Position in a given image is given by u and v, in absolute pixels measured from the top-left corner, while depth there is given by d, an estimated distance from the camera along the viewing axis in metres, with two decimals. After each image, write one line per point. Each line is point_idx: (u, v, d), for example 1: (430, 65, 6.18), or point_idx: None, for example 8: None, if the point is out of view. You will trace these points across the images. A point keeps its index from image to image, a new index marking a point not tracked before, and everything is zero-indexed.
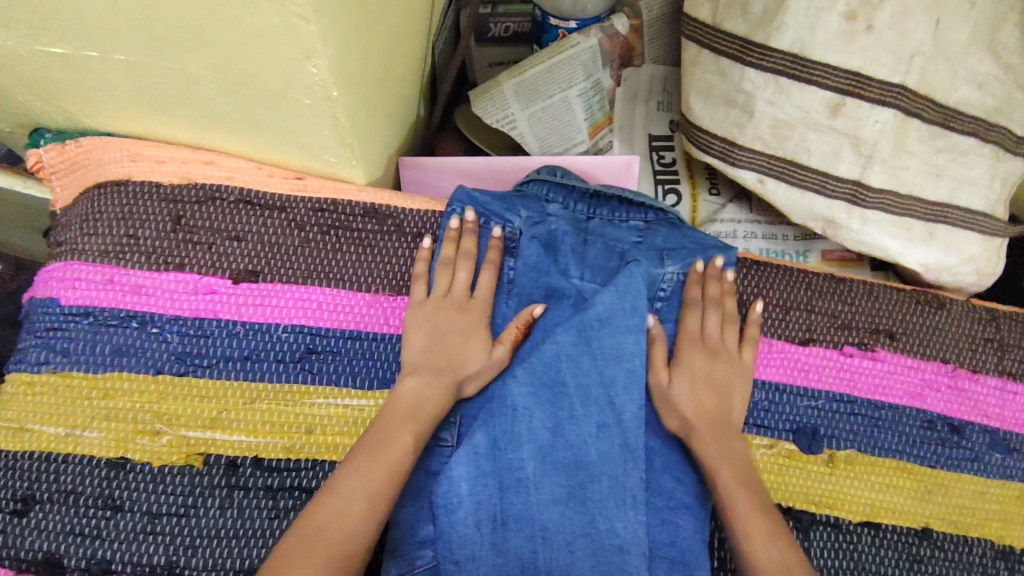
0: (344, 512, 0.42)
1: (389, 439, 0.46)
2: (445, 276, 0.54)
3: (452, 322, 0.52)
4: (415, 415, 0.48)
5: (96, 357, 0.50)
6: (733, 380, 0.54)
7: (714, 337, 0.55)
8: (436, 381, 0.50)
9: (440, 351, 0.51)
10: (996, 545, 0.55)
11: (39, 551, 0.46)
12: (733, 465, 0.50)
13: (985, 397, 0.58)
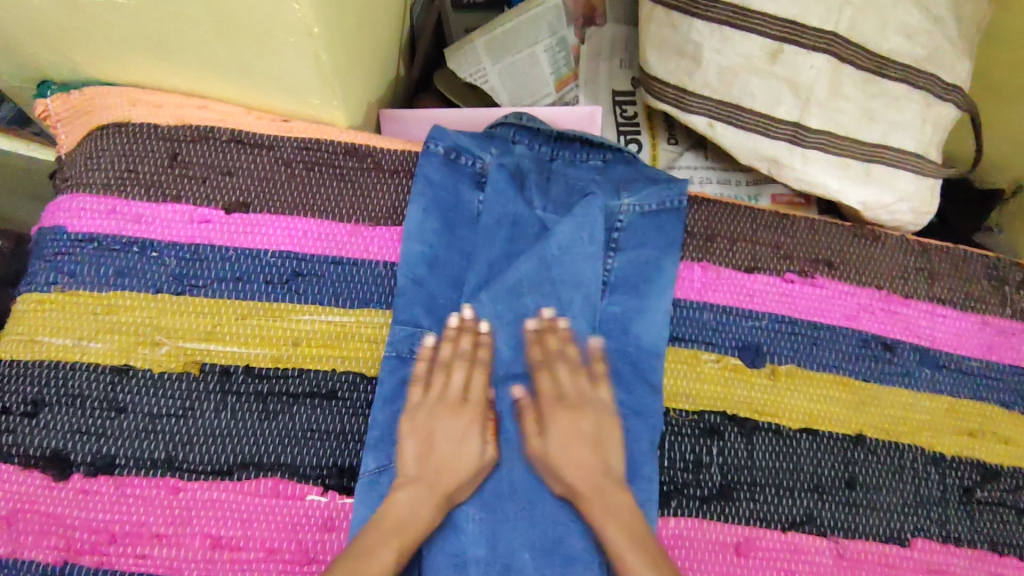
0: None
1: (368, 563, 0.47)
2: (442, 379, 0.54)
3: (444, 430, 0.53)
4: (400, 534, 0.49)
5: (101, 280, 0.55)
6: (602, 430, 0.54)
7: (572, 391, 0.55)
8: (426, 497, 0.51)
9: (433, 463, 0.52)
10: (927, 451, 0.60)
11: (48, 448, 0.51)
12: (620, 521, 0.51)
13: (916, 318, 0.63)
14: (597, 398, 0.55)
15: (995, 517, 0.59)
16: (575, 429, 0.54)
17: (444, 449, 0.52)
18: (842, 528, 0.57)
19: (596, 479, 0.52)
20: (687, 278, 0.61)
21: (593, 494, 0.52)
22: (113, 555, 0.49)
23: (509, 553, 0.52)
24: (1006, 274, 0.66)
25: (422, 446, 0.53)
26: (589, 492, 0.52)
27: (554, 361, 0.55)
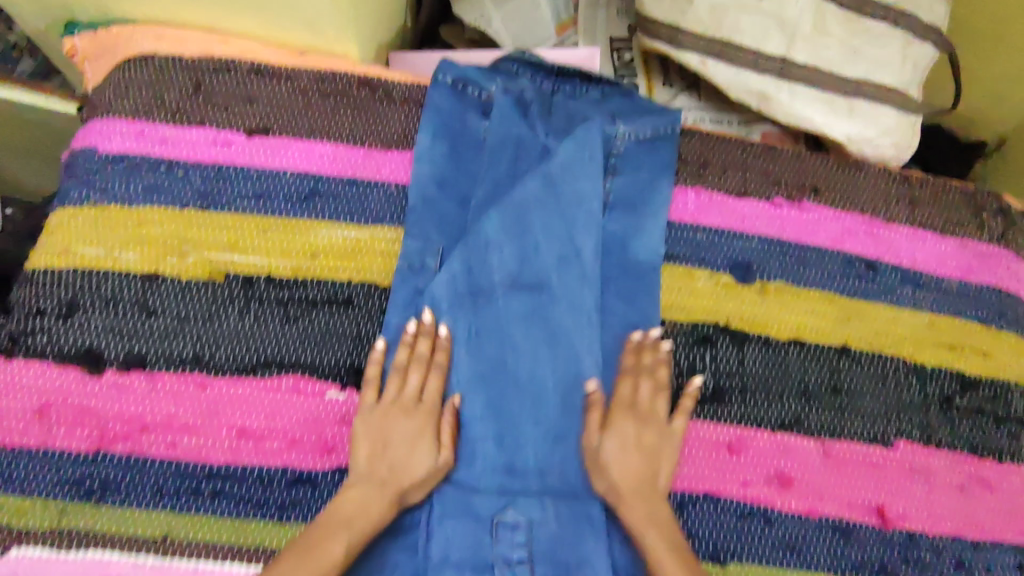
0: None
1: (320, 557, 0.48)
2: (397, 382, 0.55)
3: (398, 431, 0.53)
4: (350, 527, 0.50)
5: (131, 195, 0.59)
6: (663, 447, 0.55)
7: (646, 405, 0.56)
8: (381, 493, 0.51)
9: (387, 463, 0.52)
10: (909, 362, 0.63)
11: (82, 346, 0.54)
12: (660, 529, 0.52)
13: (898, 241, 0.67)
14: (663, 415, 0.56)
15: (974, 423, 0.63)
16: (629, 433, 0.55)
17: (399, 450, 0.53)
18: (827, 430, 0.60)
19: (643, 488, 0.53)
20: (681, 201, 0.65)
21: (637, 503, 0.53)
22: (144, 442, 0.53)
23: (516, 446, 0.56)
24: (983, 203, 0.70)
25: (375, 446, 0.53)
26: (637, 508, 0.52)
27: (638, 373, 0.56)
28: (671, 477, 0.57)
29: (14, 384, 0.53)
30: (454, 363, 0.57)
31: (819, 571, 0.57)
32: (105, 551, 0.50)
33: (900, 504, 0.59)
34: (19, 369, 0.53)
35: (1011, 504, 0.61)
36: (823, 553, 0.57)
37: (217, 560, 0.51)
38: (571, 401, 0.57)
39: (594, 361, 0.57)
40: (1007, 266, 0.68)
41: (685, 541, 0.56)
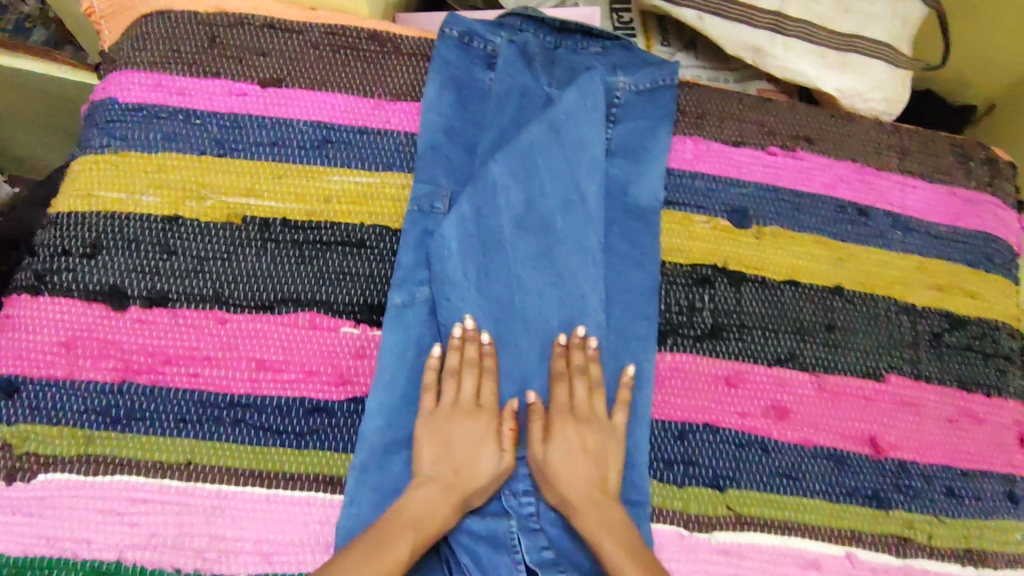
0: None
1: (390, 555, 0.48)
2: (454, 385, 0.56)
3: (459, 434, 0.55)
4: (417, 527, 0.51)
5: (150, 143, 0.61)
6: (607, 449, 0.56)
7: (583, 406, 0.56)
8: (446, 496, 0.53)
9: (448, 465, 0.54)
10: (899, 302, 0.66)
11: (106, 284, 0.56)
12: (615, 537, 0.52)
13: (889, 187, 0.69)
14: (601, 415, 0.57)
15: (962, 360, 0.65)
16: (570, 438, 0.55)
17: (460, 451, 0.54)
18: (822, 365, 0.63)
19: (593, 494, 0.54)
20: (680, 150, 0.67)
21: (588, 509, 0.53)
22: (167, 374, 0.55)
23: (523, 378, 0.58)
24: (971, 152, 0.72)
25: (437, 448, 0.54)
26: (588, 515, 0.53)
27: (570, 376, 0.57)
28: (672, 409, 0.60)
29: (41, 319, 0.55)
30: (461, 308, 0.58)
31: (815, 497, 0.59)
32: (131, 476, 0.53)
33: (893, 435, 0.62)
34: (46, 305, 0.55)
35: (997, 436, 0.64)
36: (819, 480, 0.60)
37: (239, 484, 0.53)
38: (576, 336, 0.58)
39: (598, 298, 0.60)
40: (993, 212, 0.71)
41: (686, 469, 0.58)
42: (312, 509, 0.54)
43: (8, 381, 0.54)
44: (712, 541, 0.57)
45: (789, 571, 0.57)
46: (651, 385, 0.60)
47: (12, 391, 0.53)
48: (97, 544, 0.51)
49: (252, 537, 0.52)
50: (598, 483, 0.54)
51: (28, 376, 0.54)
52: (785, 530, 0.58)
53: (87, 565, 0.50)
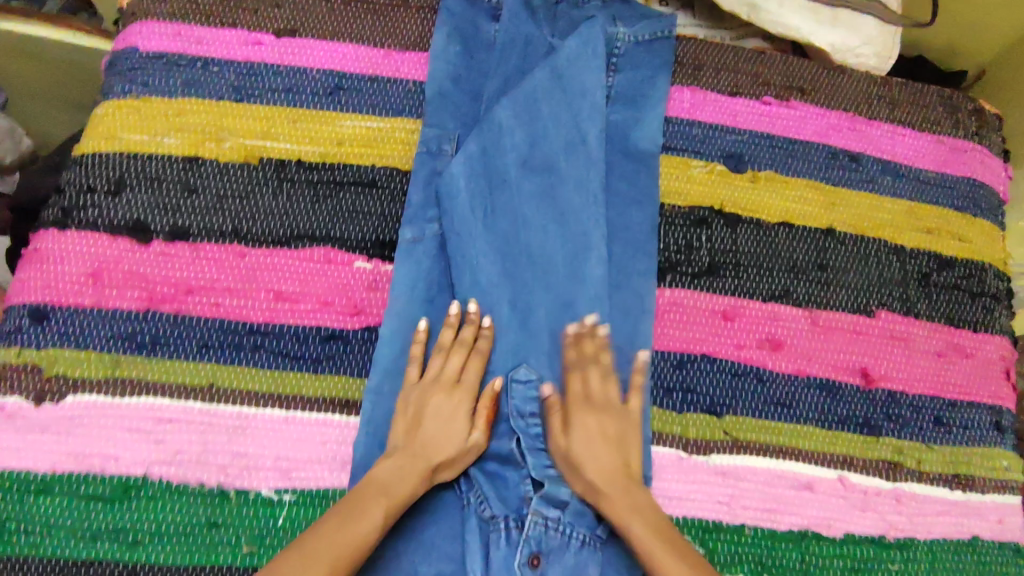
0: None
1: (359, 531, 0.49)
2: (440, 361, 0.57)
3: (434, 408, 0.55)
4: (384, 504, 0.50)
5: (170, 89, 0.63)
6: (627, 435, 0.55)
7: (599, 395, 0.56)
8: (413, 467, 0.53)
9: (420, 439, 0.54)
10: (889, 244, 0.69)
11: (130, 219, 0.59)
12: (645, 519, 0.52)
13: (878, 135, 0.72)
14: (616, 402, 0.57)
15: (949, 298, 0.68)
16: (593, 429, 0.55)
17: (430, 426, 0.54)
18: (815, 301, 0.66)
19: (620, 480, 0.54)
20: (678, 98, 0.69)
21: (617, 495, 0.53)
22: (189, 303, 0.58)
23: (527, 309, 0.60)
24: (959, 104, 0.75)
25: (408, 422, 0.55)
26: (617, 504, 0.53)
27: (585, 365, 0.57)
28: (671, 340, 0.62)
29: (68, 252, 0.58)
30: (468, 242, 0.61)
31: (809, 424, 0.62)
32: (155, 397, 0.55)
33: (882, 367, 0.64)
34: (73, 239, 0.58)
35: (983, 371, 0.67)
36: (812, 409, 0.62)
37: (259, 406, 0.56)
38: (578, 270, 0.60)
39: (600, 235, 0.61)
40: (980, 160, 0.73)
41: (684, 396, 0.61)
42: (329, 430, 0.56)
43: (39, 309, 0.56)
44: (708, 463, 0.60)
45: (782, 492, 0.60)
46: (651, 317, 0.62)
47: (41, 317, 0.56)
48: (124, 461, 0.54)
49: (272, 454, 0.55)
50: (619, 470, 0.54)
51: (57, 304, 0.56)
52: (779, 454, 0.61)
53: (115, 480, 0.53)
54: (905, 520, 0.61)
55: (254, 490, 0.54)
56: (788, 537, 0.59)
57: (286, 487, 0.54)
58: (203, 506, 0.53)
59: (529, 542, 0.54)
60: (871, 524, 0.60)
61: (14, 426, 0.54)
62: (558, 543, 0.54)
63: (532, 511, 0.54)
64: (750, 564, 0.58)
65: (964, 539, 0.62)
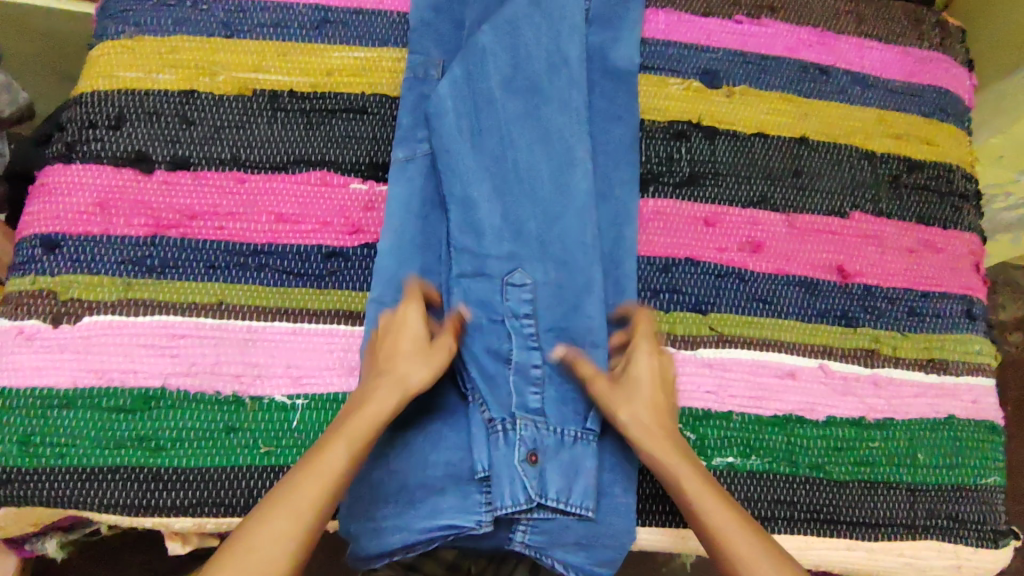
0: (271, 544, 0.43)
1: (322, 467, 0.47)
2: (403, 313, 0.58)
3: (394, 337, 0.56)
4: (347, 432, 0.49)
5: (162, 28, 0.65)
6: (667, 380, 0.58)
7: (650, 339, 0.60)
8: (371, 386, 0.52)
9: (380, 368, 0.54)
10: (861, 149, 0.71)
11: (132, 152, 0.62)
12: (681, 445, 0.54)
13: (848, 49, 0.74)
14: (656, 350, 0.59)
15: (919, 198, 0.71)
16: (663, 374, 0.58)
17: (385, 352, 0.55)
18: (791, 206, 0.69)
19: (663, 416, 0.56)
20: (652, 20, 0.71)
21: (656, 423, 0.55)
22: (194, 228, 0.60)
23: (518, 221, 0.62)
24: (921, 17, 0.77)
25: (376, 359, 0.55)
26: (679, 440, 0.54)
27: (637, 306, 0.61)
28: (656, 246, 0.66)
29: (74, 184, 0.60)
30: (459, 161, 0.63)
31: (788, 317, 0.66)
32: (169, 316, 0.58)
33: (858, 263, 0.68)
34: (78, 172, 0.60)
35: (954, 264, 0.70)
36: (793, 304, 0.66)
37: (267, 320, 0.59)
38: (565, 183, 0.63)
39: (585, 148, 0.64)
40: (946, 69, 0.76)
41: (671, 296, 0.65)
42: (335, 339, 0.59)
43: (49, 238, 0.59)
44: (696, 356, 0.63)
45: (767, 380, 0.63)
46: (636, 223, 0.65)
47: (53, 246, 0.59)
48: (143, 374, 0.57)
49: (283, 363, 0.58)
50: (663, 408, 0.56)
51: (68, 234, 0.59)
52: (762, 346, 0.64)
53: (135, 392, 0.56)
54: (883, 402, 0.65)
55: (268, 397, 0.57)
56: (773, 421, 0.63)
57: (298, 393, 0.58)
58: (220, 414, 0.57)
59: (524, 441, 0.56)
60: (852, 407, 0.64)
61: (35, 347, 0.56)
62: (553, 441, 0.57)
63: (522, 414, 0.57)
64: (740, 447, 0.62)
65: (941, 418, 0.66)
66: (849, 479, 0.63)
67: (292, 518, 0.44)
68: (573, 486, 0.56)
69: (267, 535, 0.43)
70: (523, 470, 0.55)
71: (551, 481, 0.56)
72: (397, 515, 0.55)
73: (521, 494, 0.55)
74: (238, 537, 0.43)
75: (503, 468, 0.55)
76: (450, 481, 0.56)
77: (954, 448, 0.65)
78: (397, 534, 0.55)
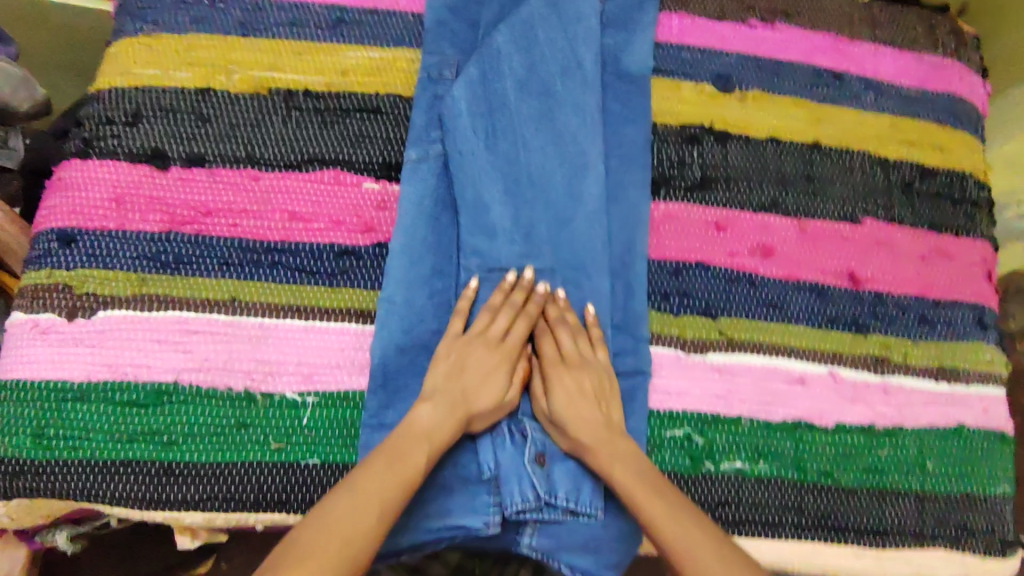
0: (359, 537, 0.47)
1: (408, 467, 0.50)
2: (487, 318, 0.59)
3: (477, 361, 0.57)
4: (430, 439, 0.53)
5: (179, 25, 0.66)
6: (603, 390, 0.58)
7: (572, 352, 0.59)
8: (448, 412, 0.54)
9: (457, 385, 0.56)
10: (874, 156, 0.71)
11: (148, 149, 0.62)
12: (622, 462, 0.54)
13: (861, 55, 0.74)
14: (590, 359, 0.59)
15: (931, 206, 0.71)
16: (582, 384, 0.57)
17: (469, 372, 0.56)
18: (803, 212, 0.68)
19: (602, 432, 0.56)
20: (666, 24, 0.72)
21: (597, 442, 0.55)
22: (209, 225, 0.61)
23: (529, 224, 0.63)
24: (936, 24, 0.77)
25: (453, 368, 0.57)
26: (618, 466, 0.54)
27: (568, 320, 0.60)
28: (667, 250, 0.65)
29: (91, 179, 0.61)
30: (472, 163, 0.63)
31: (798, 322, 0.65)
32: (182, 311, 0.58)
33: (869, 269, 0.68)
34: (95, 167, 0.61)
35: (965, 272, 0.70)
36: (803, 310, 0.66)
37: (279, 317, 0.59)
38: (577, 187, 0.63)
39: (598, 152, 0.64)
40: (960, 76, 0.75)
41: (681, 300, 0.65)
42: (347, 336, 0.60)
43: (66, 233, 0.59)
44: (705, 360, 0.63)
45: (776, 386, 0.63)
46: (647, 227, 0.65)
47: (69, 241, 0.59)
48: (156, 368, 0.57)
49: (294, 360, 0.59)
50: (603, 421, 0.56)
51: (84, 228, 0.60)
52: (772, 351, 0.64)
53: (148, 387, 0.57)
54: (893, 410, 0.65)
55: (279, 394, 0.58)
56: (782, 427, 0.63)
57: (308, 391, 0.58)
58: (232, 409, 0.57)
59: (534, 441, 0.57)
60: (861, 414, 0.64)
61: (50, 340, 0.57)
62: (561, 443, 0.58)
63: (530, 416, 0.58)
64: (748, 452, 0.62)
65: (951, 427, 0.65)
66: (857, 486, 0.63)
67: (378, 514, 0.48)
68: (581, 488, 0.57)
69: (354, 524, 0.47)
70: (532, 469, 0.56)
71: (559, 481, 0.56)
72: (407, 514, 0.55)
73: (530, 492, 0.56)
74: (325, 524, 0.47)
75: (513, 466, 0.56)
76: (458, 481, 0.57)
77: (963, 456, 0.65)
78: (407, 533, 0.55)
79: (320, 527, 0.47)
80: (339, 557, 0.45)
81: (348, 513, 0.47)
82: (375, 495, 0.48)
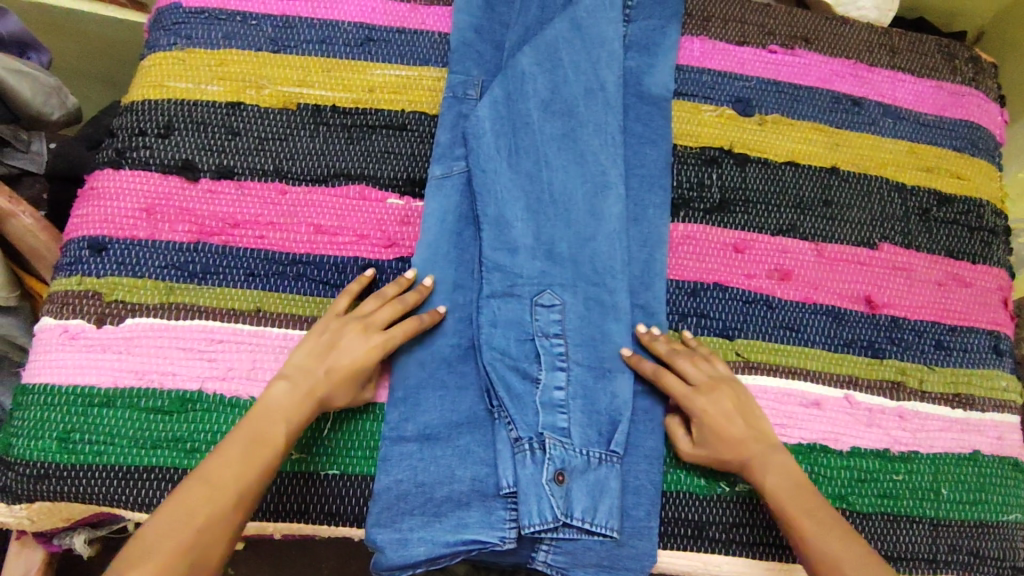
0: (205, 520, 0.48)
1: (260, 449, 0.51)
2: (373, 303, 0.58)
3: (347, 338, 0.56)
4: (284, 416, 0.53)
5: (211, 41, 0.67)
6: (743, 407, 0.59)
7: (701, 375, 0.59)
8: (303, 388, 0.54)
9: (320, 362, 0.55)
10: (892, 182, 0.72)
11: (178, 160, 0.63)
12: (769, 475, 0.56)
13: (880, 82, 0.75)
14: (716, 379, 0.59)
15: (949, 232, 0.72)
16: (726, 407, 0.58)
17: (335, 348, 0.56)
18: (821, 236, 0.69)
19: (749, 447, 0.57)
20: (687, 48, 0.73)
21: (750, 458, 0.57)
22: (236, 236, 0.62)
23: (551, 241, 0.64)
24: (955, 52, 0.77)
25: (321, 347, 0.56)
26: (766, 477, 0.56)
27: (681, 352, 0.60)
28: (685, 270, 0.66)
29: (121, 189, 0.62)
30: (496, 181, 0.64)
31: (814, 345, 0.66)
32: (207, 321, 0.59)
33: (886, 294, 0.68)
34: (126, 177, 0.62)
35: (982, 299, 0.70)
36: (820, 333, 0.66)
37: (303, 328, 0.60)
38: (597, 206, 0.64)
39: (618, 173, 0.65)
40: (978, 104, 0.76)
41: (698, 321, 0.65)
42: None
43: (97, 241, 0.61)
44: None
45: (792, 408, 0.64)
46: (667, 247, 0.66)
47: (100, 249, 0.61)
48: (181, 376, 0.58)
49: None
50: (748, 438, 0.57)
51: (114, 237, 0.61)
52: (788, 373, 0.65)
53: (172, 394, 0.58)
54: (908, 434, 0.65)
55: None
56: (797, 449, 0.63)
57: None
58: None
59: (553, 460, 0.57)
60: (877, 438, 0.64)
61: (78, 346, 0.58)
62: (580, 462, 0.58)
63: (549, 435, 0.58)
64: None
65: (965, 453, 0.66)
66: (871, 510, 0.63)
67: (222, 497, 0.49)
68: (599, 507, 0.57)
69: (204, 508, 0.48)
70: (550, 489, 0.56)
71: (578, 500, 0.56)
72: (422, 526, 0.56)
73: (549, 512, 0.56)
74: (180, 509, 0.48)
75: (531, 487, 0.56)
76: (476, 496, 0.57)
77: (977, 483, 0.65)
78: (421, 546, 0.56)
79: (173, 518, 0.48)
80: (192, 542, 0.47)
81: (200, 504, 0.49)
82: (227, 483, 0.50)
